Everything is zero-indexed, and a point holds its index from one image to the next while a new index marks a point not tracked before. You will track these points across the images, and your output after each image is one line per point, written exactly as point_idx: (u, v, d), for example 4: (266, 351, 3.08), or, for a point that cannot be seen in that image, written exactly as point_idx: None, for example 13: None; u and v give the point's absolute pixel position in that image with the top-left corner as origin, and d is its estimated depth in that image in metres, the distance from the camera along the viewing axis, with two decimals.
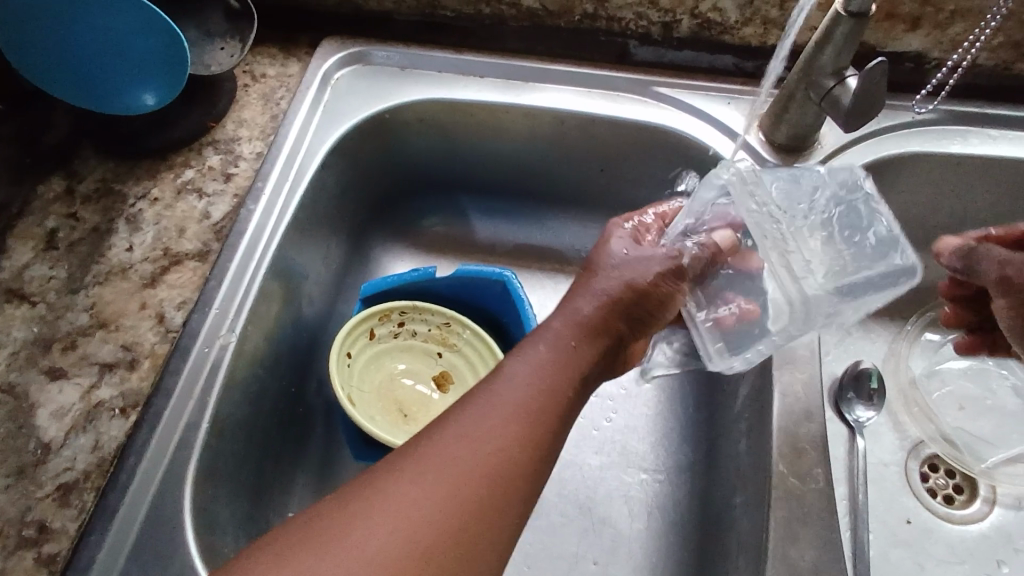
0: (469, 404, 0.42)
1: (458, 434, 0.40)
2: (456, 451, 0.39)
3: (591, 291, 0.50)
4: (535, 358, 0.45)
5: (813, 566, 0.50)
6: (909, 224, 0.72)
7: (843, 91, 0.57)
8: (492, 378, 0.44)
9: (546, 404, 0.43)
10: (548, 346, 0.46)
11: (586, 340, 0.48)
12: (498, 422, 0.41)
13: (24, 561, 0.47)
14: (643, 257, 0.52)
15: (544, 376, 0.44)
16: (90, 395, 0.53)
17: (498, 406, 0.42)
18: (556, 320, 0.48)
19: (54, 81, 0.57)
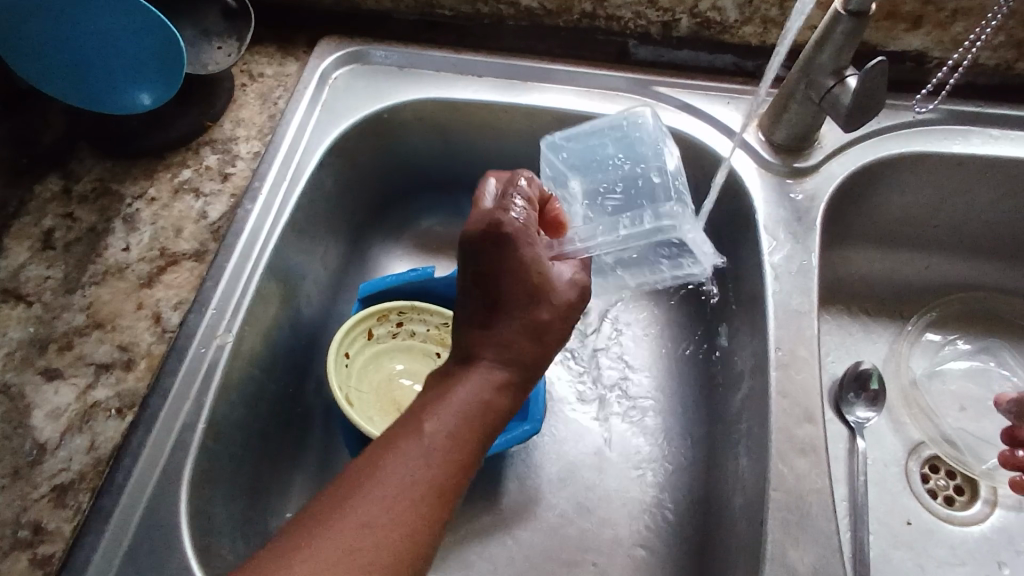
0: (369, 485, 0.39)
1: (367, 514, 0.38)
2: (362, 539, 0.37)
3: (514, 320, 0.46)
4: (449, 419, 0.42)
5: (813, 569, 0.50)
6: (910, 224, 0.72)
7: (843, 91, 0.57)
8: (400, 447, 0.41)
9: (449, 488, 0.40)
10: (463, 400, 0.43)
11: (505, 389, 0.45)
12: (393, 512, 0.38)
13: (19, 562, 0.47)
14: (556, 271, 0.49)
15: (454, 451, 0.41)
16: (85, 396, 0.53)
17: (408, 484, 0.39)
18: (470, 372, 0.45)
19: (50, 80, 0.57)
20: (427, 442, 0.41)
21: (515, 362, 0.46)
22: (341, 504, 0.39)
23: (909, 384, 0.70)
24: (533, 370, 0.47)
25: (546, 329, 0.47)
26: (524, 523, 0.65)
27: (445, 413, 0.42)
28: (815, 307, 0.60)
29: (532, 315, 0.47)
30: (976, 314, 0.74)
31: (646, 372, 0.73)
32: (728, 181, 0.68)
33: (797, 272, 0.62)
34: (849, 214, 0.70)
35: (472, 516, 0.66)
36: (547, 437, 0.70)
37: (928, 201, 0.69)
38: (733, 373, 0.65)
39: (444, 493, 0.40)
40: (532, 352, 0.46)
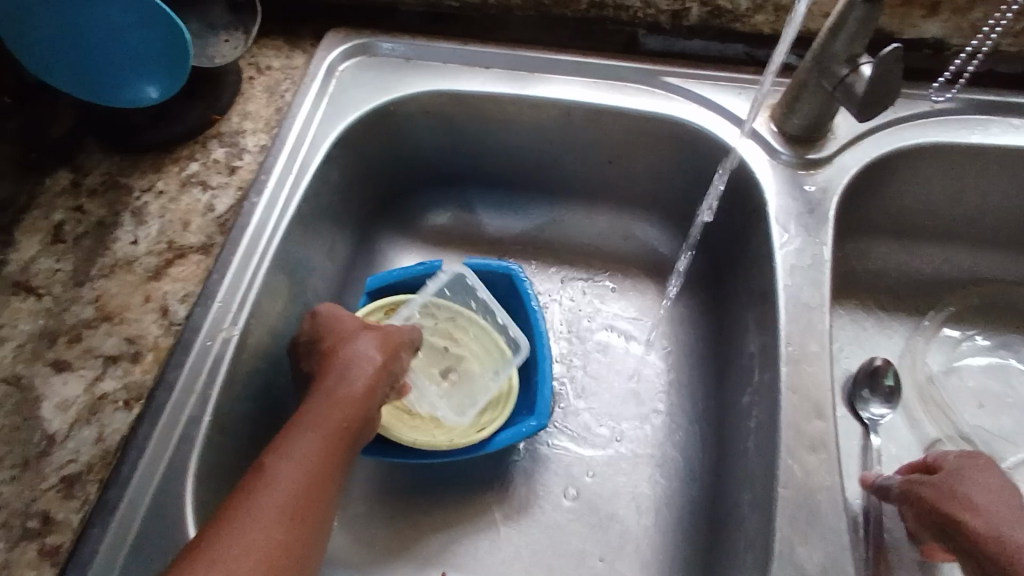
0: (232, 516, 0.43)
1: (222, 553, 0.41)
2: (237, 559, 0.41)
3: (344, 379, 0.54)
4: (298, 457, 0.47)
5: (821, 567, 0.49)
6: (927, 216, 0.70)
7: (856, 79, 0.55)
8: (258, 478, 0.46)
9: (311, 494, 0.46)
10: (305, 442, 0.48)
11: (342, 426, 0.51)
12: (261, 530, 0.43)
13: (27, 553, 0.47)
14: (357, 351, 0.56)
15: (310, 465, 0.47)
16: (93, 388, 0.53)
17: (270, 501, 0.44)
18: (319, 404, 0.51)
19: (57, 74, 0.57)
20: (276, 481, 0.45)
21: (350, 407, 0.52)
22: (193, 557, 0.41)
23: (925, 380, 0.69)
24: (368, 413, 0.53)
25: (372, 378, 0.54)
26: (533, 517, 0.65)
27: (292, 454, 0.47)
28: (827, 301, 0.59)
29: (352, 376, 0.54)
30: (993, 309, 0.72)
31: (657, 367, 0.72)
32: (739, 173, 0.67)
33: (810, 265, 0.61)
34: (863, 206, 0.69)
35: (479, 510, 0.65)
36: (556, 431, 0.69)
37: (945, 193, 0.68)
38: (744, 369, 0.64)
39: (299, 518, 0.45)
40: (363, 401, 0.53)
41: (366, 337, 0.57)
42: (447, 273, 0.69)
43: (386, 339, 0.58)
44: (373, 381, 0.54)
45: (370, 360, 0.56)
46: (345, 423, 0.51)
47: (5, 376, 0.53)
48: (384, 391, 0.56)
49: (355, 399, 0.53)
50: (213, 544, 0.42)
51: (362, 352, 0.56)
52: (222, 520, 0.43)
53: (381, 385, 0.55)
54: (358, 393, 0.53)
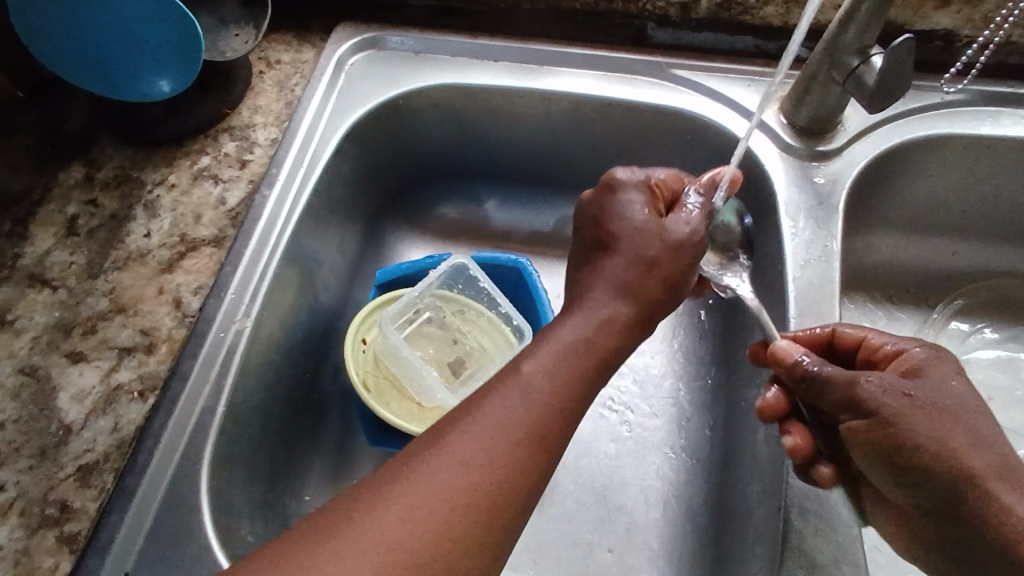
0: (475, 407, 0.42)
1: (440, 476, 0.38)
2: (476, 463, 0.39)
3: (609, 284, 0.49)
4: (534, 400, 0.42)
5: (832, 558, 0.49)
6: (936, 210, 0.70)
7: (868, 71, 0.55)
8: (503, 379, 0.43)
9: (557, 408, 0.42)
10: (538, 383, 0.42)
11: (593, 346, 0.46)
12: (503, 441, 0.40)
13: (46, 540, 0.48)
14: (672, 227, 0.52)
15: (558, 379, 0.43)
16: (109, 379, 0.54)
17: (522, 416, 0.41)
18: (581, 306, 0.48)
19: (71, 68, 0.57)
20: (500, 415, 0.41)
21: (598, 342, 0.46)
22: (418, 467, 0.39)
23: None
24: (633, 329, 0.48)
25: (659, 286, 0.50)
26: (541, 508, 0.65)
27: (527, 381, 0.43)
28: (836, 293, 0.59)
29: (629, 276, 0.49)
30: (1004, 302, 0.72)
31: (663, 359, 0.73)
32: (748, 167, 0.67)
33: (819, 257, 0.61)
34: (873, 198, 0.68)
35: None
36: None
37: (955, 184, 0.67)
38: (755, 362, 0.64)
39: (525, 467, 0.40)
40: (618, 326, 0.47)
41: (670, 240, 0.51)
42: (448, 264, 0.69)
43: (678, 247, 0.51)
44: (674, 282, 0.50)
45: (644, 264, 0.50)
46: (583, 371, 0.44)
47: (22, 367, 0.53)
48: (653, 308, 0.49)
49: (618, 320, 0.47)
50: (428, 461, 0.39)
51: (653, 259, 0.50)
52: (442, 438, 0.40)
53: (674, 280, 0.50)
54: (620, 309, 0.48)
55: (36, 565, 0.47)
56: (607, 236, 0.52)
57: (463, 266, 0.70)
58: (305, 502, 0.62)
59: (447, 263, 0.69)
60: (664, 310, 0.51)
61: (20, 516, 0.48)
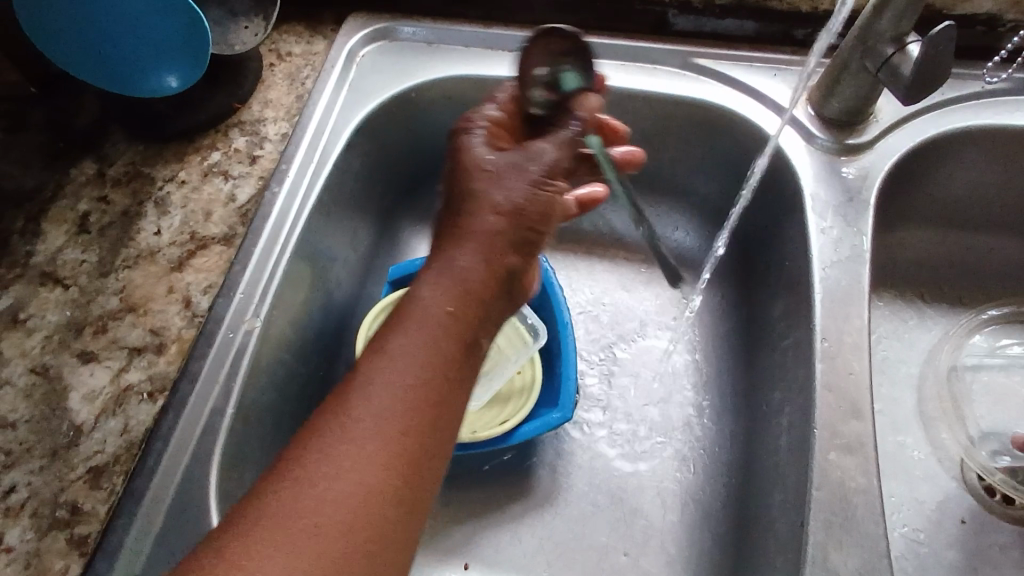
0: (332, 420, 0.36)
1: (291, 512, 0.33)
2: (336, 484, 0.34)
3: (458, 245, 0.43)
4: (382, 405, 0.36)
5: (858, 574, 0.47)
6: (973, 205, 0.66)
7: (904, 60, 0.52)
8: (354, 376, 0.37)
9: (424, 397, 0.37)
10: (389, 384, 0.36)
11: (459, 314, 0.40)
12: (364, 451, 0.35)
13: (56, 542, 0.47)
14: (519, 159, 0.47)
15: (419, 362, 0.38)
16: (119, 379, 0.53)
17: (382, 415, 0.35)
18: (432, 271, 0.42)
19: (78, 64, 0.56)
20: (349, 434, 0.35)
21: (455, 298, 0.41)
22: (253, 521, 0.33)
23: (947, 372, 0.66)
24: (491, 277, 0.43)
25: (505, 222, 0.44)
26: (556, 510, 0.64)
27: (385, 370, 0.37)
28: (866, 293, 0.56)
29: (471, 230, 0.44)
30: None
31: (684, 357, 0.71)
32: (774, 161, 0.64)
33: (848, 257, 0.58)
34: (906, 194, 0.65)
35: (502, 502, 0.65)
36: (579, 422, 0.68)
37: (997, 175, 0.64)
38: (778, 363, 0.62)
39: (389, 482, 0.34)
40: (471, 284, 0.42)
41: (509, 179, 0.46)
42: None
43: (521, 171, 0.47)
44: (540, 215, 0.46)
45: (495, 204, 0.45)
46: (445, 341, 0.39)
47: (34, 367, 0.53)
48: (513, 254, 0.44)
49: (473, 271, 0.42)
50: (266, 514, 0.33)
51: (496, 201, 0.45)
52: (283, 480, 0.34)
53: (536, 222, 0.46)
54: (476, 265, 0.43)
55: (46, 567, 0.47)
56: (466, 192, 0.46)
57: None
58: None
59: None
60: (520, 249, 0.45)
61: (31, 517, 0.48)
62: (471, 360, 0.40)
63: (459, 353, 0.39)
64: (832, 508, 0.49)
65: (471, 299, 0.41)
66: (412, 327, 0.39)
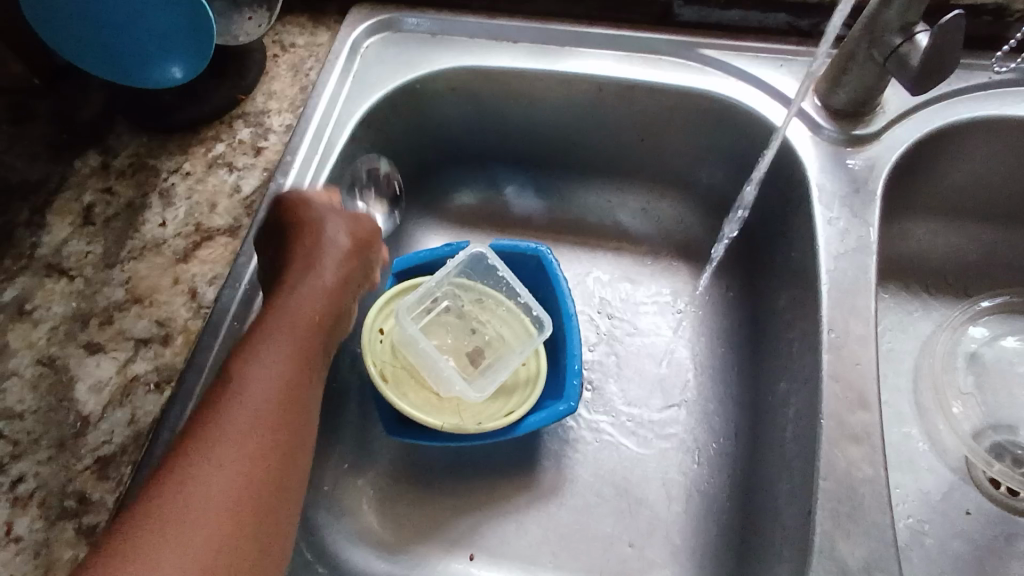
0: (204, 428, 0.43)
1: (182, 503, 0.39)
2: (219, 472, 0.41)
3: (305, 279, 0.53)
4: (253, 402, 0.44)
5: (864, 563, 0.47)
6: (980, 196, 0.66)
7: (912, 49, 0.52)
8: (220, 393, 0.45)
9: (286, 397, 0.46)
10: (258, 384, 0.45)
11: (304, 332, 0.50)
12: (238, 442, 0.42)
13: (66, 532, 0.48)
14: (337, 217, 0.57)
15: (279, 371, 0.47)
16: (125, 370, 0.53)
17: (249, 414, 0.44)
18: (286, 300, 0.51)
19: (82, 54, 0.56)
20: (229, 428, 0.43)
21: (304, 320, 0.51)
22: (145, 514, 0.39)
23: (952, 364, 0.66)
24: (330, 307, 0.53)
25: (344, 262, 0.56)
26: (561, 501, 0.64)
27: (251, 382, 0.45)
28: (873, 284, 0.56)
29: (318, 271, 0.54)
30: None
31: (688, 349, 0.71)
32: (780, 153, 0.64)
33: (855, 248, 0.58)
34: (913, 185, 0.65)
35: (506, 493, 0.65)
36: (584, 414, 0.68)
37: (1003, 166, 0.63)
38: (783, 354, 0.62)
39: (270, 459, 0.43)
40: (318, 311, 0.52)
41: (336, 229, 0.57)
42: (468, 254, 0.67)
43: (346, 222, 0.58)
44: (351, 263, 0.56)
45: (331, 255, 0.55)
46: (297, 355, 0.48)
47: (40, 358, 0.53)
48: (348, 296, 0.56)
49: (320, 299, 0.53)
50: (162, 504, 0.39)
51: (339, 248, 0.56)
52: (170, 482, 0.40)
53: (354, 270, 0.57)
54: (323, 294, 0.53)
55: (56, 556, 0.47)
56: (292, 244, 0.55)
57: (483, 256, 0.67)
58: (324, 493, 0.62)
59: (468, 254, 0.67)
60: (350, 292, 0.56)
61: (40, 507, 0.48)
62: (313, 368, 0.50)
63: (302, 362, 0.49)
64: (839, 498, 0.49)
65: (312, 325, 0.51)
66: (280, 346, 0.48)
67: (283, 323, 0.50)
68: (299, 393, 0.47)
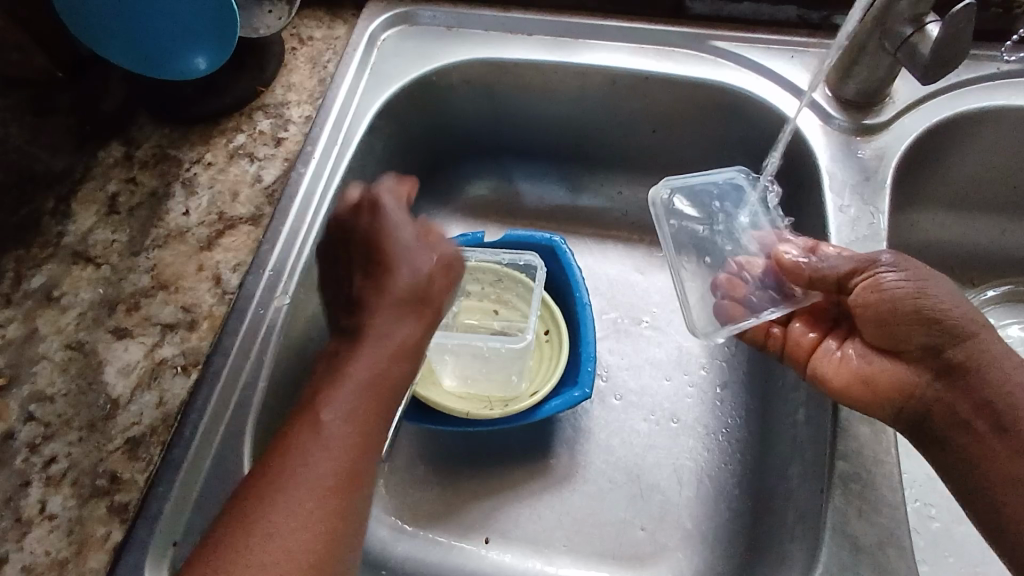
0: (278, 479, 0.43)
1: (254, 558, 0.40)
2: (290, 530, 0.41)
3: (389, 316, 0.50)
4: (329, 457, 0.44)
5: (876, 541, 0.48)
6: (986, 187, 0.67)
7: (922, 39, 0.53)
8: (298, 441, 0.44)
9: (357, 447, 0.45)
10: (311, 476, 0.43)
11: (384, 383, 0.47)
12: (308, 499, 0.42)
13: (98, 510, 0.49)
14: (417, 240, 0.54)
15: (357, 422, 0.45)
16: (153, 354, 0.55)
17: (323, 471, 0.43)
18: (367, 337, 0.48)
19: (110, 45, 0.58)
20: (287, 511, 0.42)
21: (383, 369, 0.48)
22: None
23: None
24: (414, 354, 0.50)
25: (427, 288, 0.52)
26: (575, 487, 0.65)
27: (328, 435, 0.44)
28: None
29: (401, 288, 0.51)
30: None
31: (699, 338, 0.72)
32: (793, 143, 0.65)
33: (867, 235, 0.59)
34: (922, 176, 0.66)
35: (521, 478, 0.66)
36: (596, 403, 0.69)
37: (1009, 158, 0.65)
38: None
39: (325, 546, 0.42)
40: (386, 391, 0.47)
41: (415, 256, 0.53)
42: None
43: (423, 248, 0.53)
44: (434, 290, 0.52)
45: (410, 279, 0.51)
46: (372, 403, 0.46)
47: (69, 343, 0.55)
48: (431, 333, 0.52)
49: (397, 343, 0.49)
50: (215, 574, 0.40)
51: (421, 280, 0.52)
52: (249, 532, 0.41)
53: (433, 303, 0.52)
54: (403, 337, 0.49)
55: (89, 534, 0.48)
56: (369, 251, 0.53)
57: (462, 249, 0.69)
58: None
59: None
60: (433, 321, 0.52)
61: (72, 486, 0.50)
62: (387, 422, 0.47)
63: (378, 420, 0.47)
64: (848, 478, 0.51)
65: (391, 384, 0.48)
66: (357, 402, 0.46)
67: (362, 369, 0.47)
68: (372, 453, 0.46)
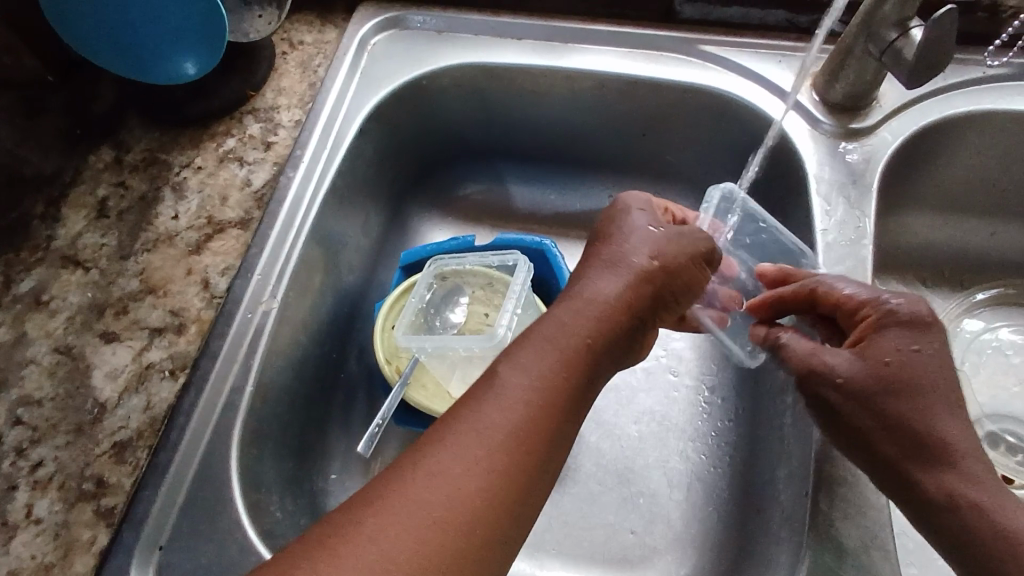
0: (452, 422, 0.39)
1: (416, 496, 0.36)
2: (456, 474, 0.37)
3: (596, 283, 0.47)
4: (507, 411, 0.39)
5: (861, 544, 0.48)
6: (975, 190, 0.67)
7: (907, 43, 0.53)
8: (478, 390, 0.41)
9: (539, 412, 0.40)
10: (487, 423, 0.39)
11: (577, 355, 0.43)
12: (476, 451, 0.38)
13: (84, 513, 0.49)
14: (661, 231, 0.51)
15: (540, 383, 0.41)
16: (141, 357, 0.55)
17: (500, 424, 0.39)
18: (568, 303, 0.46)
19: (98, 50, 0.58)
20: (454, 455, 0.37)
21: (579, 332, 0.44)
22: (347, 521, 0.36)
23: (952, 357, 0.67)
24: (612, 327, 0.45)
25: (651, 268, 0.48)
26: (565, 490, 0.66)
27: (507, 386, 0.40)
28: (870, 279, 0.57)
29: (614, 264, 0.48)
30: None
31: (689, 341, 0.72)
32: (780, 147, 0.65)
33: (852, 239, 0.59)
34: (911, 180, 0.66)
35: None
36: None
37: (997, 161, 0.65)
38: None
39: (489, 507, 0.36)
40: (578, 364, 0.43)
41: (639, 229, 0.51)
42: (431, 264, 0.69)
43: (675, 242, 0.50)
44: (670, 271, 0.49)
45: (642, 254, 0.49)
46: (562, 368, 0.42)
47: (58, 346, 0.55)
48: (643, 311, 0.48)
49: (597, 310, 0.45)
50: (374, 502, 0.36)
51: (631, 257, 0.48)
52: (415, 467, 0.37)
53: (673, 283, 0.49)
54: (601, 307, 0.45)
55: (75, 537, 0.48)
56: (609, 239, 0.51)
57: (446, 261, 0.69)
58: (332, 481, 0.64)
59: (435, 264, 0.69)
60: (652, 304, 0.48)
61: (59, 489, 0.50)
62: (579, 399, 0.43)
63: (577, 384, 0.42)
64: (834, 480, 0.51)
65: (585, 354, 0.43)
66: (552, 361, 0.42)
67: (555, 334, 0.43)
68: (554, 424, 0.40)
